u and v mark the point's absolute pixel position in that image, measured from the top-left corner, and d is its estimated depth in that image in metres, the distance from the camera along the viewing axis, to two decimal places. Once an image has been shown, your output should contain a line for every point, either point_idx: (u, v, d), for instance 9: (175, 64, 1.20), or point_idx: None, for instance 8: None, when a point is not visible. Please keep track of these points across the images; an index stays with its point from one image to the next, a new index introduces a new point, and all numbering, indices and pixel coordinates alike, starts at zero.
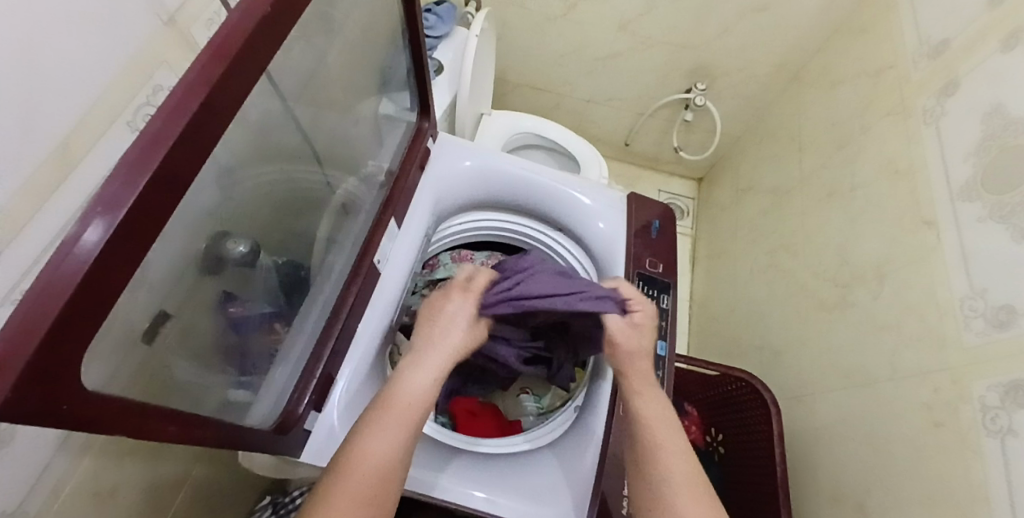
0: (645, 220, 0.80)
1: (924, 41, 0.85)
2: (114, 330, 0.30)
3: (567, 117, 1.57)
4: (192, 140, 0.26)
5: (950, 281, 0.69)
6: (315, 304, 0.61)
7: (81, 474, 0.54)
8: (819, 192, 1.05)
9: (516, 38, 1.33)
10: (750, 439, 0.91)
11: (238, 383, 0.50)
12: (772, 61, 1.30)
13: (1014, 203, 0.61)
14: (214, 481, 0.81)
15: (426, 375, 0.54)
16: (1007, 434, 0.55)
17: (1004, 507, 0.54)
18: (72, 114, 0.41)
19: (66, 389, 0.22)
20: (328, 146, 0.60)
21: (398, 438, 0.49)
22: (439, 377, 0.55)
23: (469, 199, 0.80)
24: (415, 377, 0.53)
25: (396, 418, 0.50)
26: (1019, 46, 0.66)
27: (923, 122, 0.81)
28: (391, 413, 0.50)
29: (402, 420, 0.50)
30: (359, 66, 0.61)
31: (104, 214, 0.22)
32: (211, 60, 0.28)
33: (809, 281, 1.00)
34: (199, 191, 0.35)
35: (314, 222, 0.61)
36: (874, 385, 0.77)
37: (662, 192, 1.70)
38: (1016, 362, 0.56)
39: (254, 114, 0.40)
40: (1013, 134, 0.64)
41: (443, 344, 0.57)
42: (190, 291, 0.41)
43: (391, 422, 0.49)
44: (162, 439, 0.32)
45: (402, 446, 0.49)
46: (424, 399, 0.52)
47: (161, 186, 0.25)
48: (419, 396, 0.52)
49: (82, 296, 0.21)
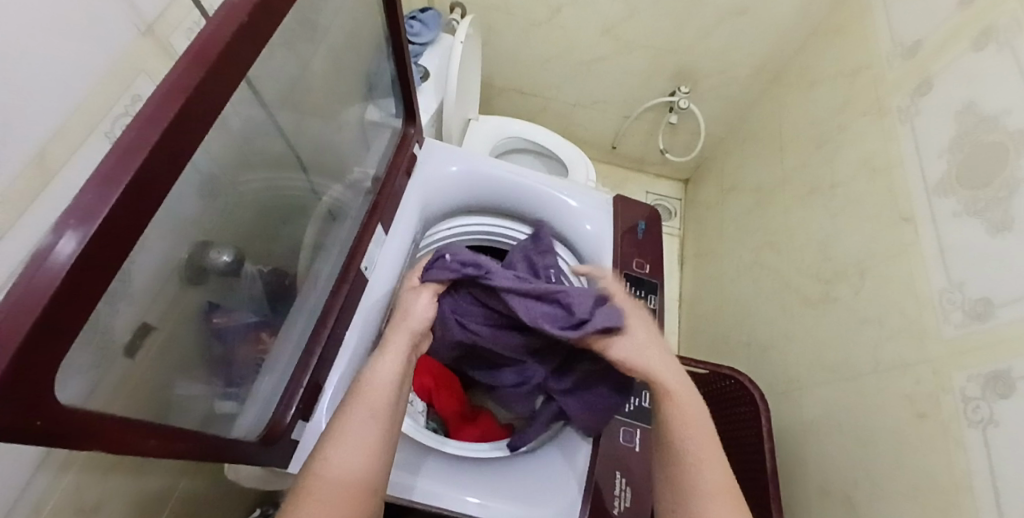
0: (632, 220, 0.81)
1: (899, 41, 0.87)
2: (93, 342, 0.29)
3: (553, 120, 1.58)
4: (170, 149, 0.26)
5: (928, 275, 0.70)
6: (302, 312, 0.60)
7: (64, 491, 0.53)
8: (802, 190, 1.07)
9: (501, 42, 1.34)
10: (740, 435, 0.92)
11: (225, 393, 0.50)
12: (753, 63, 1.32)
13: (988, 198, 0.63)
14: (201, 494, 0.80)
15: (390, 363, 0.54)
16: (989, 424, 0.56)
17: (987, 495, 0.55)
18: (50, 125, 0.41)
19: (42, 402, 0.22)
20: (313, 153, 0.60)
21: (369, 438, 0.49)
22: (402, 363, 0.55)
23: (456, 203, 0.80)
24: (379, 366, 0.54)
25: (366, 418, 0.50)
26: (989, 45, 0.68)
27: (899, 121, 0.83)
28: (360, 412, 0.50)
29: (370, 418, 0.50)
30: (343, 73, 0.60)
31: (80, 224, 0.21)
32: (189, 68, 0.28)
33: (794, 278, 1.02)
34: (180, 200, 0.35)
35: (299, 230, 0.61)
36: (859, 379, 0.78)
37: (649, 193, 1.71)
38: (995, 353, 0.57)
39: (236, 122, 0.40)
40: (985, 131, 0.65)
41: (406, 332, 0.58)
42: (173, 302, 0.40)
43: (360, 421, 0.49)
44: (143, 451, 0.32)
45: (368, 431, 0.49)
46: (388, 384, 0.53)
47: (138, 196, 0.25)
48: (385, 391, 0.52)
49: (57, 308, 0.20)
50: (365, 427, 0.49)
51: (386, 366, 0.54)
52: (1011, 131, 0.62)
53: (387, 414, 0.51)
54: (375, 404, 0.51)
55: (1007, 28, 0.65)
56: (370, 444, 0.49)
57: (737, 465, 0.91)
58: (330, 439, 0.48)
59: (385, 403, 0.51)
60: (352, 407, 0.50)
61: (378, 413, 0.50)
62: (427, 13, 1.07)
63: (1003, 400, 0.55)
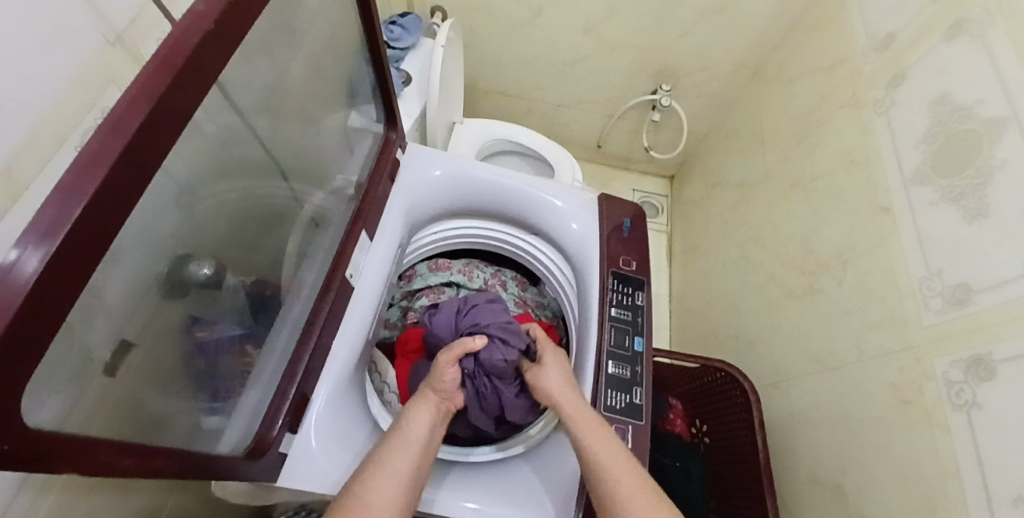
0: (617, 220, 0.81)
1: (872, 36, 0.89)
2: (70, 362, 0.29)
3: (539, 121, 1.58)
4: (135, 159, 0.26)
5: (907, 262, 0.71)
6: (287, 321, 0.60)
7: (46, 514, 0.51)
8: (784, 184, 1.08)
9: (484, 46, 1.34)
10: (733, 428, 0.92)
11: (211, 409, 0.49)
12: (732, 59, 1.33)
13: (964, 185, 0.64)
14: (190, 511, 0.78)
15: (421, 423, 0.56)
16: (972, 408, 0.57)
17: (975, 477, 0.56)
18: (19, 137, 0.40)
19: (7, 427, 0.21)
20: (294, 160, 0.59)
21: (407, 478, 0.50)
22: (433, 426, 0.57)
23: (441, 208, 0.80)
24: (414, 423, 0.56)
25: (406, 457, 0.52)
26: (961, 35, 0.69)
27: (875, 113, 0.85)
28: (400, 451, 0.52)
29: (409, 454, 0.52)
30: (322, 78, 0.60)
31: (40, 241, 0.21)
32: (155, 74, 0.27)
33: (778, 271, 1.03)
34: (153, 214, 0.34)
35: (282, 237, 0.60)
36: (844, 368, 0.79)
37: (635, 191, 1.72)
38: (975, 336, 0.58)
39: (213, 132, 0.40)
40: (958, 121, 0.67)
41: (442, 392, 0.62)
42: (152, 315, 0.39)
43: (402, 458, 0.52)
44: (119, 471, 0.31)
45: (404, 489, 0.49)
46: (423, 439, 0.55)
47: (104, 208, 0.24)
48: (422, 442, 0.55)
49: (19, 326, 0.20)
50: (401, 470, 0.50)
51: (419, 419, 0.57)
52: (984, 119, 0.63)
53: (417, 466, 0.52)
54: (412, 452, 0.53)
55: (977, 19, 0.67)
56: (404, 494, 0.49)
57: (730, 458, 0.92)
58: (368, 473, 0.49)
59: (421, 449, 0.54)
60: (387, 452, 0.52)
61: (416, 455, 0.53)
62: (408, 17, 1.08)
63: (986, 383, 0.56)
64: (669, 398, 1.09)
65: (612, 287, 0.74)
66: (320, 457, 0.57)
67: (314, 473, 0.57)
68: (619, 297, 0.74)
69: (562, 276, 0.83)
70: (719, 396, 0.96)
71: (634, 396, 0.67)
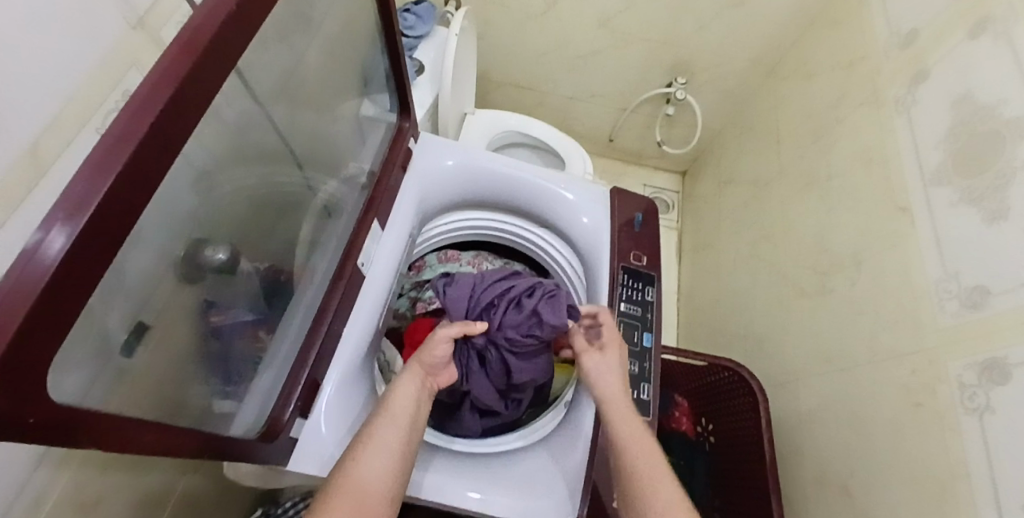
0: (628, 214, 0.80)
1: (895, 32, 0.87)
2: (91, 341, 0.29)
3: (551, 114, 1.57)
4: (159, 140, 0.26)
5: (923, 264, 0.70)
6: (299, 308, 0.60)
7: (64, 489, 0.53)
8: (799, 183, 1.07)
9: (498, 36, 1.33)
10: (740, 426, 0.92)
11: (224, 392, 0.50)
12: (749, 54, 1.31)
13: (984, 187, 0.63)
14: (202, 492, 0.80)
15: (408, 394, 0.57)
16: (985, 412, 0.57)
17: (985, 482, 0.55)
18: (43, 119, 0.40)
19: (33, 401, 0.21)
20: (309, 148, 0.60)
21: (395, 449, 0.52)
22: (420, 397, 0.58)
23: (452, 198, 0.80)
24: (400, 394, 0.57)
25: (394, 429, 0.53)
26: (986, 34, 0.68)
27: (895, 111, 0.83)
28: (387, 423, 0.53)
29: (396, 427, 0.53)
30: (337, 65, 0.60)
31: (67, 220, 0.21)
32: (179, 56, 0.27)
33: (790, 270, 1.02)
34: (172, 197, 0.35)
35: (296, 224, 0.60)
36: (855, 369, 0.79)
37: (646, 186, 1.71)
38: (991, 340, 0.58)
39: (231, 117, 0.40)
40: (981, 121, 0.66)
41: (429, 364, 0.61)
42: (169, 298, 0.40)
43: (389, 431, 0.52)
44: (139, 449, 0.31)
45: (392, 464, 0.51)
46: (410, 410, 0.56)
47: (128, 189, 0.24)
48: (410, 411, 0.55)
49: (45, 304, 0.20)
50: (389, 445, 0.51)
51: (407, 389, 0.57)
52: (1008, 119, 0.61)
53: (405, 437, 0.53)
54: (400, 422, 0.54)
55: (1004, 16, 0.65)
56: (392, 467, 0.50)
57: (737, 456, 0.92)
58: (357, 449, 0.51)
59: (407, 417, 0.55)
60: (377, 424, 0.53)
61: (405, 425, 0.54)
62: (422, 6, 1.07)
63: (999, 387, 0.56)
64: (675, 394, 1.09)
65: (622, 281, 0.74)
66: (329, 444, 0.58)
67: (322, 457, 0.57)
68: (629, 292, 0.74)
69: (571, 270, 0.83)
70: (726, 393, 0.96)
71: (642, 392, 0.68)
